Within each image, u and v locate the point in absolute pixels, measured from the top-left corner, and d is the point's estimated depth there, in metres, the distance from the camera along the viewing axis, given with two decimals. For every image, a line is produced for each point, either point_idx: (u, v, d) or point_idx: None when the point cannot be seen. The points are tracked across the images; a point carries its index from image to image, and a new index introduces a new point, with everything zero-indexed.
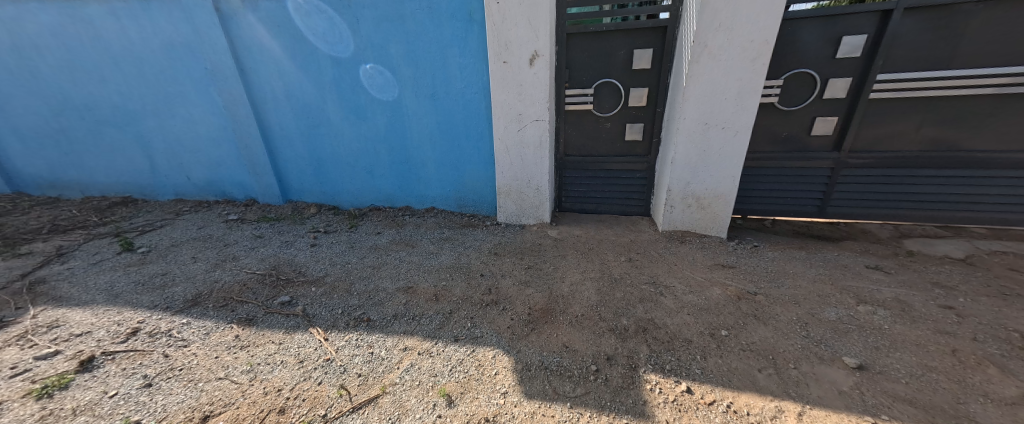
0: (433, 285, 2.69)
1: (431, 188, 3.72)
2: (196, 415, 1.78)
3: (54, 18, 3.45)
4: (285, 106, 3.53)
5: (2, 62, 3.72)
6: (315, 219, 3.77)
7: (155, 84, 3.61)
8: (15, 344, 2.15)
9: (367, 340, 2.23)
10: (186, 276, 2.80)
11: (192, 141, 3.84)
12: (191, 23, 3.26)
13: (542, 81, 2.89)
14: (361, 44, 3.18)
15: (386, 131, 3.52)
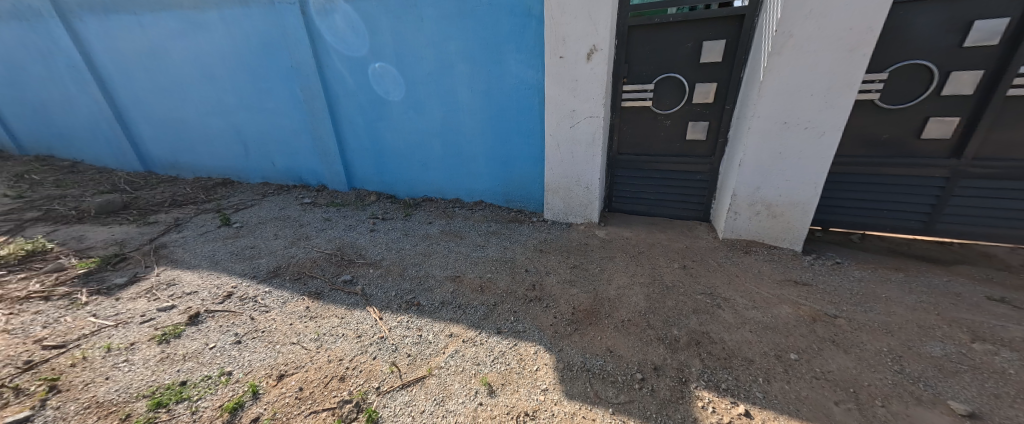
0: (480, 276, 2.78)
1: (479, 182, 3.85)
2: (274, 374, 2.04)
3: (177, 25, 4.08)
4: (354, 101, 3.85)
5: (138, 63, 4.49)
6: (374, 206, 4.07)
7: (251, 81, 4.14)
8: (145, 297, 2.64)
9: (417, 322, 2.38)
10: (269, 251, 3.20)
11: (277, 132, 4.35)
12: (282, 27, 3.68)
13: (599, 77, 2.83)
14: (423, 43, 3.36)
15: (441, 126, 3.69)
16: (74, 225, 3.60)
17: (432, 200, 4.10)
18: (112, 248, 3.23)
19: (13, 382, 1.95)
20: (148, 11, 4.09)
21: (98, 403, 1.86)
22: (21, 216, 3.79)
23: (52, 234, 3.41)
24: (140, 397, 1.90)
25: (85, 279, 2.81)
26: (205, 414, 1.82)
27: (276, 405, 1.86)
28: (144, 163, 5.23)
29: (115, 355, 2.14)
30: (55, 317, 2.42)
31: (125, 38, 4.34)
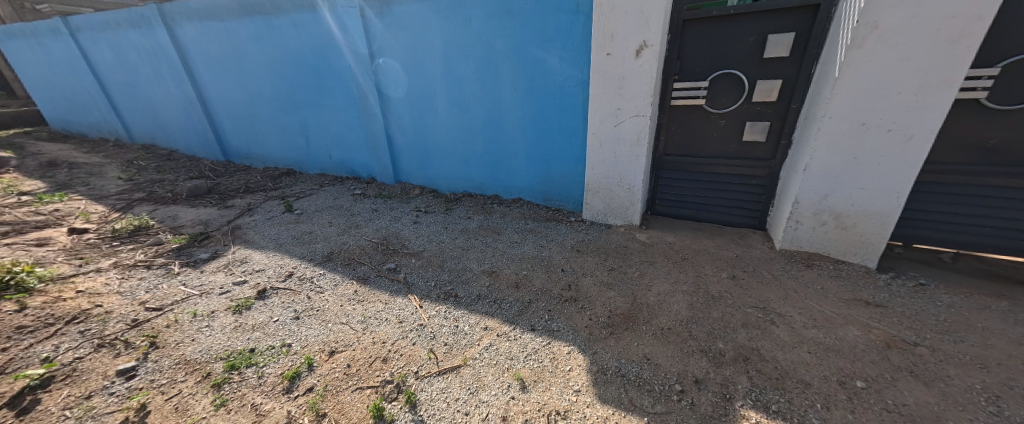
0: (515, 272, 2.81)
1: (518, 179, 3.88)
2: (325, 349, 2.23)
3: (255, 29, 4.52)
4: (403, 98, 4.03)
5: (223, 63, 5.03)
6: (418, 199, 4.25)
7: (314, 80, 4.48)
8: (223, 271, 2.99)
9: (454, 313, 2.47)
10: (325, 237, 3.48)
11: (335, 127, 4.68)
12: (344, 29, 3.94)
13: (648, 74, 2.72)
14: (471, 42, 3.44)
15: (483, 123, 3.76)
16: (171, 206, 4.15)
17: (471, 196, 4.20)
18: (196, 227, 3.68)
19: (124, 336, 2.32)
20: (233, 17, 4.57)
21: (185, 360, 2.16)
22: (133, 196, 4.45)
23: (155, 213, 3.97)
24: (217, 359, 2.17)
25: (177, 253, 3.24)
26: (268, 379, 2.04)
27: (326, 378, 2.04)
28: (225, 153, 5.89)
29: (199, 321, 2.46)
30: (154, 284, 2.83)
31: (214, 42, 4.89)
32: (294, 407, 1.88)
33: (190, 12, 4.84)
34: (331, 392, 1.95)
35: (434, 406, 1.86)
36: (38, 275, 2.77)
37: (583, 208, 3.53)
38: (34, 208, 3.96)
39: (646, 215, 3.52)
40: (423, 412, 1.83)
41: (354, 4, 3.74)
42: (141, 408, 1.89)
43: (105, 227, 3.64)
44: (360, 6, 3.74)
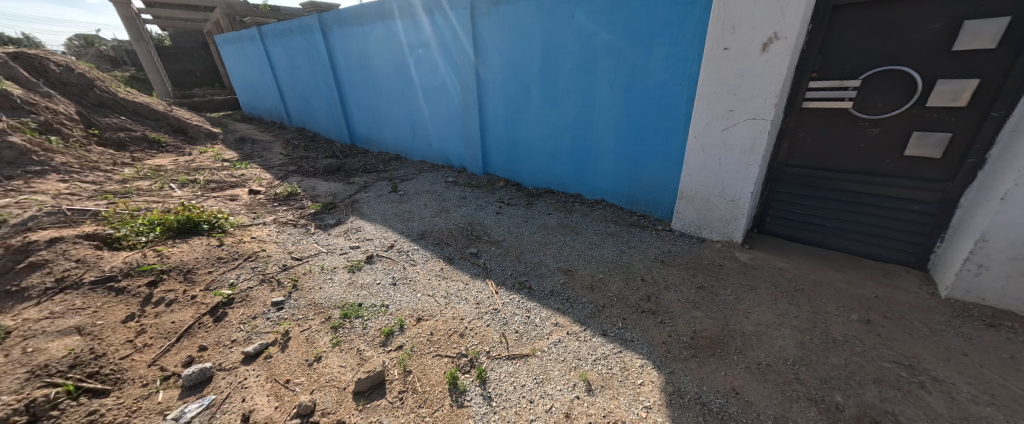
0: (591, 275, 2.71)
1: (603, 180, 3.72)
2: (414, 315, 2.49)
3: (383, 31, 5.13)
4: (499, 93, 4.17)
5: (356, 60, 5.84)
6: (502, 191, 4.37)
7: (423, 76, 4.91)
8: (343, 236, 3.55)
9: (527, 304, 2.51)
10: (421, 217, 3.84)
11: (436, 118, 5.07)
12: (454, 29, 4.23)
13: (774, 71, 2.36)
14: (571, 38, 3.39)
15: (573, 121, 3.69)
16: (312, 179, 5.04)
17: (553, 192, 4.17)
18: (327, 198, 4.40)
19: (278, 277, 2.95)
20: (367, 21, 5.25)
21: (314, 303, 2.65)
22: (290, 168, 5.52)
23: (301, 183, 4.86)
24: (335, 307, 2.60)
25: (312, 217, 3.94)
26: (370, 331, 2.37)
27: (413, 340, 2.28)
28: (353, 137, 6.87)
29: (325, 273, 2.98)
30: (297, 239, 3.51)
31: (352, 43, 5.71)
32: (386, 359, 2.15)
33: (338, 18, 5.71)
34: (416, 353, 2.18)
35: (502, 387, 1.93)
36: (229, 222, 3.66)
37: (673, 217, 3.22)
38: (229, 173, 5.21)
39: (750, 233, 3.06)
40: (492, 390, 1.93)
41: (466, 5, 3.98)
42: (284, 334, 2.38)
43: (270, 191, 4.60)
44: (470, 6, 3.96)
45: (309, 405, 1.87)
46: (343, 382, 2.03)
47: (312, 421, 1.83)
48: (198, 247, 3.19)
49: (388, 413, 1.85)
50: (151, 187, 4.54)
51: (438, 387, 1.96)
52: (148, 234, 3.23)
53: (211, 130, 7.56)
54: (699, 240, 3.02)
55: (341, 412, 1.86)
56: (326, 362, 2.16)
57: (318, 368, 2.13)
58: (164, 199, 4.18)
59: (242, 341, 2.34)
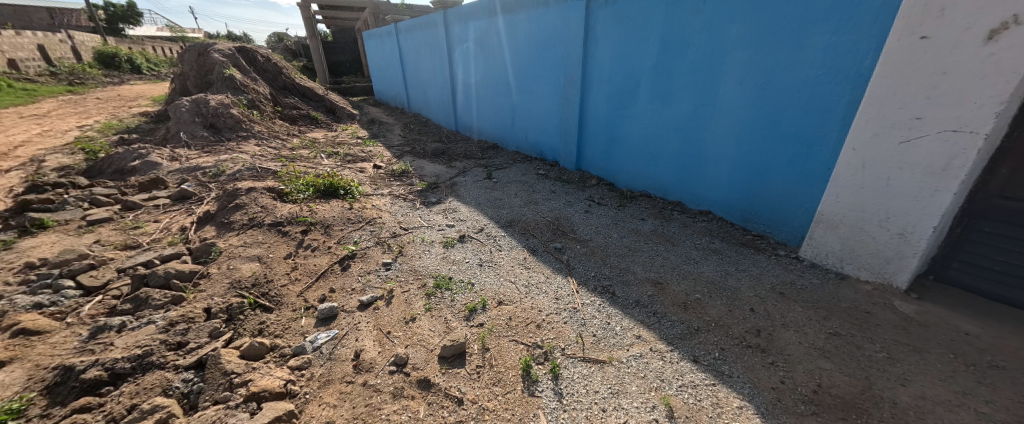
0: (684, 293, 2.39)
1: (713, 191, 3.23)
2: (496, 298, 2.53)
3: (498, 24, 5.27)
4: (605, 87, 3.92)
5: (469, 52, 6.12)
6: (593, 190, 4.14)
7: (529, 68, 4.90)
8: (441, 214, 3.79)
9: (608, 310, 2.34)
10: (511, 206, 3.87)
11: (535, 110, 5.01)
12: (567, 20, 4.10)
13: (1004, 69, 1.70)
14: (696, 27, 2.98)
15: (684, 120, 3.26)
16: (421, 160, 5.50)
17: (651, 196, 3.78)
18: (431, 179, 4.76)
19: (389, 242, 3.28)
20: (486, 14, 5.45)
21: (414, 269, 2.89)
22: (405, 149, 6.11)
23: (411, 163, 5.34)
24: (430, 276, 2.79)
25: (418, 194, 4.29)
26: (456, 305, 2.48)
27: (494, 321, 2.31)
28: (457, 124, 7.25)
29: (425, 245, 3.22)
30: (404, 211, 3.86)
31: (469, 36, 5.99)
32: (468, 334, 2.22)
33: (460, 12, 6.05)
34: (495, 333, 2.21)
35: (576, 387, 1.83)
36: (358, 190, 4.22)
37: (804, 244, 2.63)
38: (359, 148, 6.00)
39: (921, 279, 2.33)
40: (563, 387, 1.84)
41: None
42: (390, 291, 2.65)
43: (389, 166, 5.17)
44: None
45: (403, 357, 2.05)
46: (431, 344, 2.17)
47: (403, 372, 2.00)
48: (335, 208, 3.76)
49: (466, 381, 1.91)
50: (308, 155, 5.53)
51: (512, 371, 1.95)
52: (303, 193, 3.99)
53: (352, 111, 8.79)
54: (838, 277, 2.41)
55: (427, 370, 2.00)
56: (418, 324, 2.33)
57: (412, 327, 2.31)
58: (315, 166, 5.03)
59: (358, 291, 2.68)
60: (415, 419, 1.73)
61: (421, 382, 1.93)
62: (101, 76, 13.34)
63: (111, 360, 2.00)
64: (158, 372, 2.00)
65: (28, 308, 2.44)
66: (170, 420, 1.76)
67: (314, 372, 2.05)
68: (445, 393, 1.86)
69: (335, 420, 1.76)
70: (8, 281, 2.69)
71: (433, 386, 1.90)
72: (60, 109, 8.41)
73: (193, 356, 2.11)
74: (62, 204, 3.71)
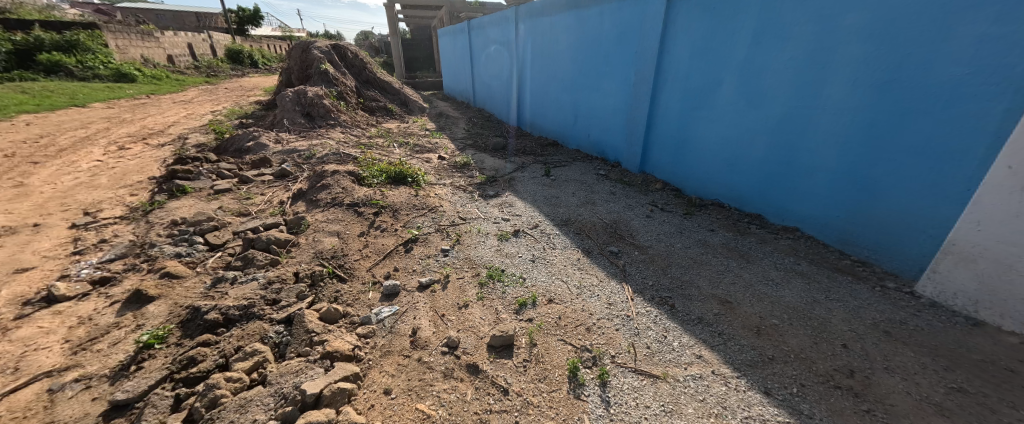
0: (757, 316, 2.12)
1: (805, 205, 2.82)
2: (547, 295, 2.47)
3: (569, 19, 5.13)
4: (680, 85, 3.61)
5: (538, 48, 6.05)
6: (656, 194, 3.88)
7: (598, 63, 4.69)
8: (498, 207, 3.80)
9: (665, 323, 2.15)
10: (567, 204, 3.77)
11: (600, 108, 4.79)
12: (644, 13, 3.85)
13: None
14: (799, 19, 2.62)
15: (774, 124, 2.89)
16: (482, 153, 5.57)
17: (724, 207, 3.42)
18: (490, 172, 4.80)
19: (448, 230, 3.34)
20: (557, 10, 5.34)
21: (469, 258, 2.92)
22: (468, 142, 6.23)
23: (472, 156, 5.43)
24: (484, 266, 2.80)
25: (477, 186, 4.34)
26: (507, 297, 2.46)
27: (543, 318, 2.26)
28: (519, 120, 7.22)
29: (480, 236, 3.24)
30: (463, 202, 3.94)
31: (539, 32, 5.92)
32: (517, 327, 2.19)
33: (532, 9, 6.02)
34: (543, 330, 2.16)
35: (625, 397, 1.72)
36: (423, 179, 4.38)
37: (923, 277, 2.18)
38: (427, 139, 6.24)
39: None
40: (611, 396, 1.73)
41: None
42: (446, 276, 2.71)
43: (452, 158, 5.30)
44: None
45: (455, 341, 2.09)
46: (482, 332, 2.18)
47: (454, 354, 2.04)
48: (403, 194, 3.93)
49: (512, 373, 1.90)
50: (382, 143, 5.89)
51: (559, 371, 1.89)
52: (377, 178, 4.22)
53: (422, 104, 9.15)
54: (967, 323, 1.94)
55: (476, 355, 2.02)
56: (470, 311, 2.36)
57: (465, 313, 2.34)
58: (387, 153, 5.33)
59: (418, 272, 2.78)
60: (462, 402, 1.76)
61: (470, 366, 1.95)
62: (228, 69, 15.61)
63: (225, 307, 2.32)
64: (258, 322, 2.27)
65: (171, 256, 2.98)
66: (264, 365, 2.00)
67: (377, 341, 2.17)
68: (491, 381, 1.86)
69: (392, 388, 1.85)
70: (160, 234, 3.25)
71: (480, 372, 1.91)
72: (198, 96, 9.96)
73: (284, 312, 2.35)
74: (198, 174, 4.35)
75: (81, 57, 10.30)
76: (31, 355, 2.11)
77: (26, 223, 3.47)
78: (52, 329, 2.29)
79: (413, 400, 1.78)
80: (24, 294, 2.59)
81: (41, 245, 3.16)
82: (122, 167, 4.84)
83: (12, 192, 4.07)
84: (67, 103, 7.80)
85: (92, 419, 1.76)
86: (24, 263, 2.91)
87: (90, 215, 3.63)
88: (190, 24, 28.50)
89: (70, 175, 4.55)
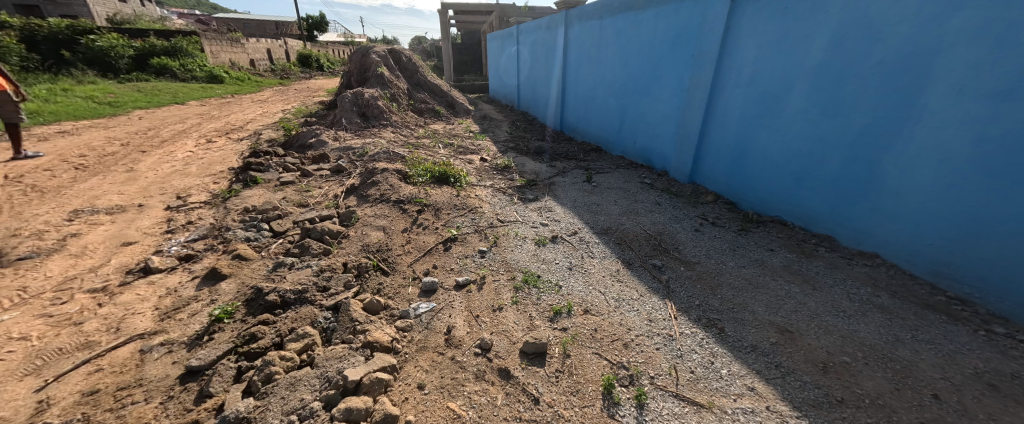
0: (824, 351, 1.89)
1: (889, 230, 2.48)
2: (583, 305, 2.36)
3: (621, 23, 4.97)
4: (742, 92, 3.37)
5: (586, 53, 5.93)
6: (707, 207, 3.63)
7: (650, 68, 4.50)
8: (538, 211, 3.74)
9: (712, 348, 1.98)
10: (609, 213, 3.62)
11: (649, 114, 4.58)
12: (706, 15, 3.62)
13: None
14: (894, 18, 2.31)
15: (857, 136, 2.57)
16: (523, 157, 5.53)
17: (787, 226, 3.12)
18: (530, 175, 4.76)
19: (486, 231, 3.32)
20: (609, 13, 5.19)
21: (506, 261, 2.87)
22: (510, 145, 6.22)
23: (513, 159, 5.41)
24: (520, 270, 2.75)
25: (516, 190, 4.30)
26: (541, 304, 2.38)
27: (578, 328, 2.16)
28: (562, 126, 7.11)
29: (517, 239, 3.19)
30: (503, 204, 3.91)
31: (589, 37, 5.79)
32: (551, 336, 2.11)
33: (583, 13, 5.91)
34: (578, 341, 2.07)
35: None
36: (465, 180, 4.41)
37: None
38: (470, 141, 6.31)
39: None
40: (649, 420, 1.61)
41: None
42: (482, 277, 2.69)
43: (493, 160, 5.31)
44: None
45: (487, 343, 2.05)
46: (515, 336, 2.13)
47: (485, 357, 2.00)
48: (445, 194, 3.97)
49: (544, 382, 1.82)
50: (429, 143, 6.03)
51: (592, 386, 1.79)
52: (422, 177, 4.31)
53: (467, 107, 9.29)
54: None
55: (508, 360, 1.97)
56: (504, 314, 2.31)
57: (498, 317, 2.29)
58: (433, 154, 5.45)
59: (456, 271, 2.78)
60: (492, 406, 1.71)
61: (501, 371, 1.91)
62: (299, 72, 16.83)
63: (283, 290, 2.46)
64: (310, 307, 2.37)
65: (242, 239, 3.22)
66: (312, 348, 2.08)
67: (413, 336, 2.18)
68: (522, 388, 1.80)
69: (426, 384, 1.85)
70: (235, 220, 3.52)
71: (512, 378, 1.86)
72: (273, 96, 10.79)
73: (333, 300, 2.45)
74: (268, 167, 4.67)
75: (184, 61, 11.54)
76: (129, 318, 2.34)
77: (132, 203, 3.88)
78: (146, 297, 2.53)
79: (445, 397, 1.77)
80: (127, 264, 2.89)
81: (142, 223, 3.52)
82: (209, 158, 5.31)
83: (123, 175, 4.58)
84: (170, 101, 8.75)
85: (171, 381, 1.91)
86: (129, 237, 3.26)
87: (181, 199, 4.01)
88: (271, 32, 31.32)
89: (169, 163, 5.05)
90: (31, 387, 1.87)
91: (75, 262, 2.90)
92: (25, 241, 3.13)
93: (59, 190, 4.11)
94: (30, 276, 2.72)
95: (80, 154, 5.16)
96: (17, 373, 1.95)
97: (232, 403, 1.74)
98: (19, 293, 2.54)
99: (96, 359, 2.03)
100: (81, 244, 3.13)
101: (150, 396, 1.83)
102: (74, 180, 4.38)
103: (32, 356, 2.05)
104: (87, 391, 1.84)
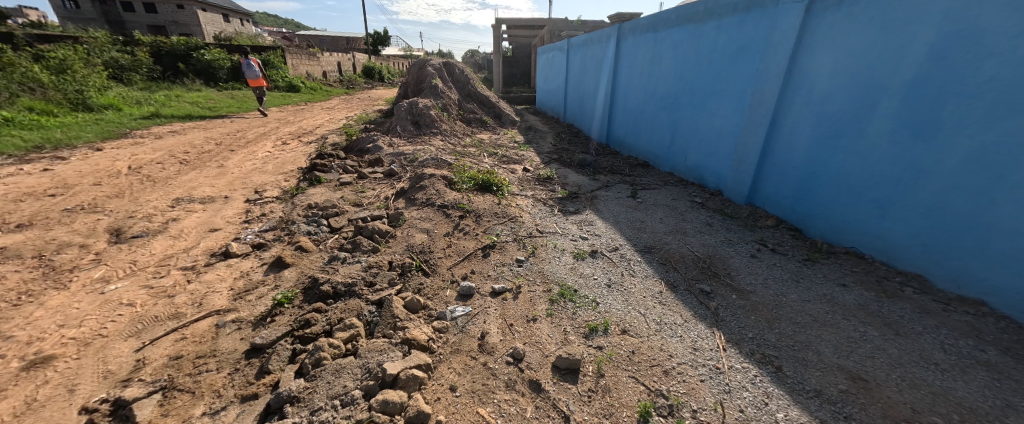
0: (908, 407, 1.63)
1: (1002, 273, 2.13)
2: (621, 324, 2.24)
3: (678, 35, 4.78)
4: (812, 110, 3.10)
5: (638, 65, 5.75)
6: (767, 232, 3.35)
7: (707, 81, 4.27)
8: (580, 224, 3.64)
9: (769, 387, 1.78)
10: (657, 231, 3.44)
11: (705, 130, 4.32)
12: (775, 26, 3.38)
13: None
14: (1013, 30, 2.00)
15: (959, 164, 2.24)
16: (567, 168, 5.44)
17: (863, 259, 2.78)
18: (573, 188, 4.66)
19: (525, 240, 3.27)
20: (665, 25, 5.03)
21: (543, 272, 2.80)
22: (554, 156, 6.14)
23: (557, 170, 5.34)
24: (557, 283, 2.66)
25: (558, 201, 4.23)
26: (577, 319, 2.29)
27: (615, 348, 2.04)
28: (609, 138, 6.92)
29: (557, 251, 3.10)
30: (544, 215, 3.85)
31: (641, 48, 5.63)
32: (585, 353, 2.01)
33: (637, 25, 5.76)
34: (614, 361, 1.95)
35: None
36: (507, 189, 4.42)
37: None
38: (515, 151, 6.32)
39: None
40: None
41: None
42: (519, 287, 2.63)
43: (536, 171, 5.28)
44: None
45: (520, 353, 1.99)
46: (548, 349, 2.05)
47: (518, 366, 1.94)
48: (487, 201, 3.99)
49: (576, 400, 1.73)
50: (476, 152, 6.11)
51: (627, 411, 1.67)
52: (466, 184, 4.36)
53: (513, 116, 9.34)
54: None
55: (539, 373, 1.89)
56: (538, 326, 2.24)
57: (532, 327, 2.23)
58: (478, 162, 5.51)
59: (493, 277, 2.75)
60: (522, 417, 1.65)
61: (533, 383, 1.84)
62: (362, 83, 17.95)
63: (336, 282, 2.57)
64: (357, 299, 2.45)
65: (304, 233, 3.41)
66: (357, 338, 2.13)
67: (449, 338, 2.17)
68: (552, 403, 1.72)
69: (458, 386, 1.82)
70: (300, 214, 3.76)
71: (543, 391, 1.78)
72: (340, 104, 11.53)
73: (377, 295, 2.51)
74: (331, 168, 4.98)
75: (270, 72, 12.66)
76: (209, 295, 2.53)
77: (220, 195, 4.27)
78: (224, 278, 2.74)
79: (476, 402, 1.73)
80: (212, 247, 3.16)
81: (226, 213, 3.84)
82: (283, 158, 5.74)
83: (215, 170, 5.06)
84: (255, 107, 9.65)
85: (237, 355, 2.04)
86: (215, 225, 3.56)
87: (258, 193, 4.35)
88: (340, 46, 33.85)
89: (251, 161, 5.52)
90: (131, 347, 2.07)
91: (173, 243, 3.21)
92: (137, 222, 3.53)
93: (167, 181, 4.61)
94: (138, 251, 3.05)
95: (184, 150, 5.77)
96: (123, 333, 2.18)
97: (286, 382, 1.81)
98: (129, 265, 2.85)
99: (182, 328, 2.22)
100: (178, 228, 3.47)
101: (221, 366, 1.97)
102: (177, 173, 4.90)
103: (134, 320, 2.28)
104: (172, 356, 2.02)
